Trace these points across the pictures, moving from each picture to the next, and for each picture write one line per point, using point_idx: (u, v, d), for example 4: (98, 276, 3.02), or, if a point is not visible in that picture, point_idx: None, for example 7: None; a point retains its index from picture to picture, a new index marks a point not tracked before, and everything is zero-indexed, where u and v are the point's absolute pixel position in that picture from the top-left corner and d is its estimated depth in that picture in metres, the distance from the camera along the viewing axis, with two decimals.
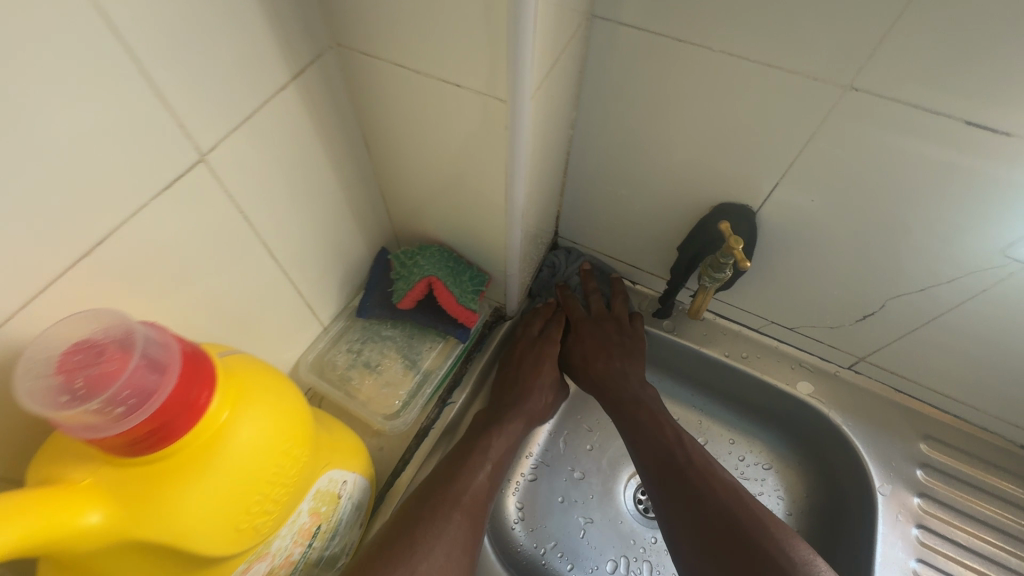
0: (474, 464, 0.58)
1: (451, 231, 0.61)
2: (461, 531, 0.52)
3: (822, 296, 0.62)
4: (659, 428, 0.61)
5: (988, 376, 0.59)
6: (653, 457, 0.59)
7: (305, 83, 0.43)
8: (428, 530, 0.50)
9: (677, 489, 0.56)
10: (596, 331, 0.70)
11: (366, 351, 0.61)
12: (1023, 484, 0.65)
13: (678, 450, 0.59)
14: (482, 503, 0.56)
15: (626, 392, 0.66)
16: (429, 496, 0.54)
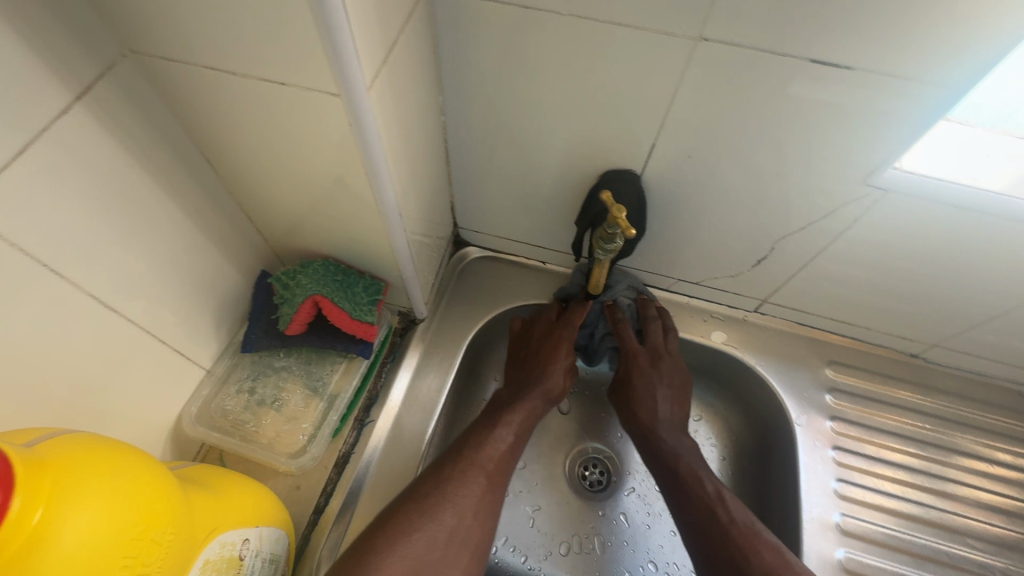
0: (500, 432, 0.60)
1: (332, 242, 0.56)
2: (485, 494, 0.55)
3: (718, 248, 0.63)
4: (699, 485, 0.59)
5: (873, 297, 0.63)
6: (696, 517, 0.58)
7: (99, 102, 0.37)
8: (455, 492, 0.54)
9: (724, 555, 0.54)
10: (651, 374, 0.67)
11: (260, 388, 0.55)
12: (916, 389, 0.70)
13: (721, 509, 0.57)
14: (504, 470, 0.59)
15: (666, 446, 0.64)
16: (458, 457, 0.57)
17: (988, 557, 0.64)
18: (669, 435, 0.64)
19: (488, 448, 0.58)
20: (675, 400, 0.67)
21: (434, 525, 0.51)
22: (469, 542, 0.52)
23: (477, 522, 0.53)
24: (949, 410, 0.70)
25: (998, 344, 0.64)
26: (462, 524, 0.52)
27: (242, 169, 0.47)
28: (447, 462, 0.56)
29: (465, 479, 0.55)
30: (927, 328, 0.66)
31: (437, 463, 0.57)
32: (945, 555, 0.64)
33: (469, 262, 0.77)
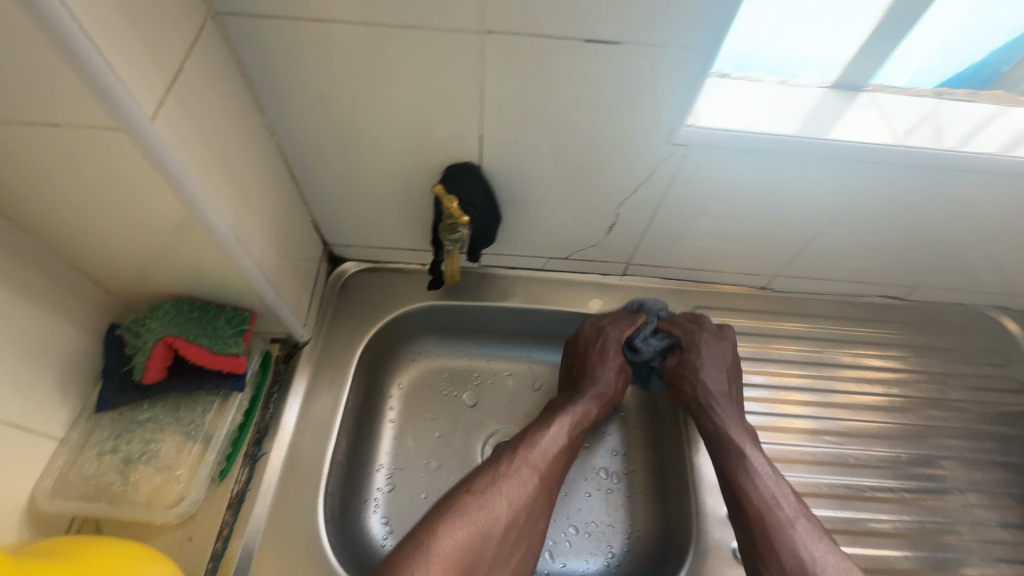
0: (552, 434, 0.64)
1: (180, 281, 0.54)
2: (537, 491, 0.61)
3: (572, 222, 0.67)
4: (751, 486, 0.60)
5: (714, 241, 0.70)
6: (735, 499, 0.61)
7: None
8: (511, 495, 0.60)
9: (765, 547, 0.57)
10: (717, 368, 0.68)
11: (125, 445, 0.52)
12: (770, 317, 0.79)
13: (776, 509, 0.59)
14: (556, 475, 0.64)
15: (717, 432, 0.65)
16: (513, 454, 0.63)
17: (849, 451, 0.73)
18: (735, 426, 0.65)
19: (540, 449, 0.63)
20: (725, 373, 0.68)
21: (489, 520, 0.58)
22: (522, 533, 0.60)
23: (529, 516, 0.60)
24: (801, 330, 0.79)
25: (822, 263, 0.74)
26: (519, 520, 0.60)
27: (54, 222, 0.45)
28: (506, 462, 0.62)
29: (519, 476, 0.61)
30: (765, 261, 0.74)
31: (497, 457, 0.63)
32: (811, 455, 0.72)
33: (349, 278, 0.77)
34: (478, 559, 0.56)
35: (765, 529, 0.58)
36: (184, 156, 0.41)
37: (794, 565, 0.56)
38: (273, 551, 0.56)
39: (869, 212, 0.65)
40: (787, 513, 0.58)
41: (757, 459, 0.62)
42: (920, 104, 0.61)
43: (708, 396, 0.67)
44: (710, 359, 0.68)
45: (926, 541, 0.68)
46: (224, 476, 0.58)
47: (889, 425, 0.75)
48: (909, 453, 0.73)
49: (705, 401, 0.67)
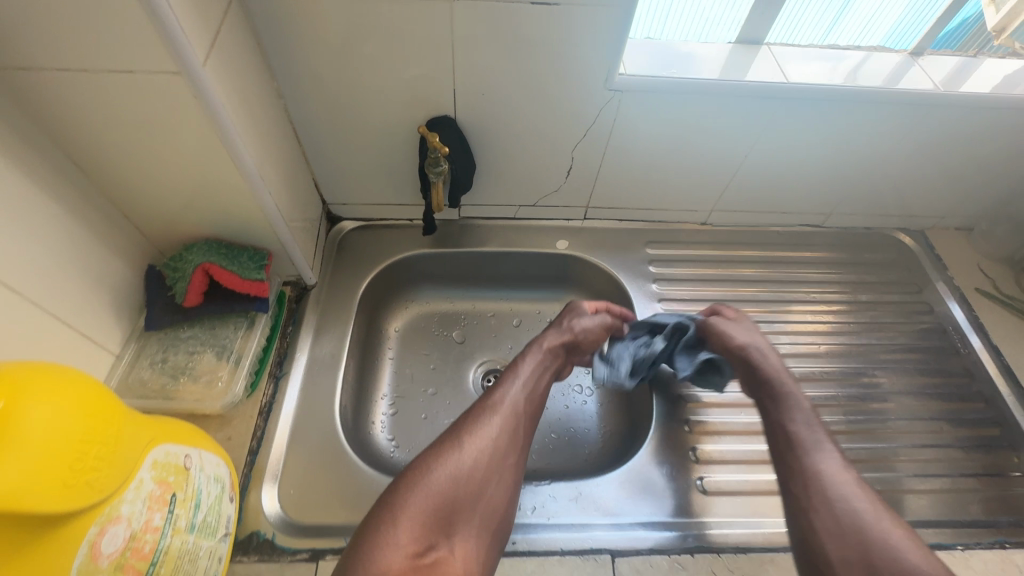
0: (509, 387, 0.67)
1: (210, 222, 0.65)
2: (502, 434, 0.62)
3: (536, 168, 0.80)
4: (799, 446, 0.60)
5: (657, 179, 0.83)
6: (783, 459, 0.60)
7: None
8: (473, 434, 0.61)
9: (812, 506, 0.56)
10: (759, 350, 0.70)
11: (172, 357, 0.62)
12: (712, 247, 0.92)
13: (824, 470, 0.58)
14: (521, 415, 0.65)
15: (775, 403, 0.65)
16: (472, 412, 0.64)
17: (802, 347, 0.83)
18: (773, 376, 0.67)
19: (497, 395, 0.66)
20: (761, 341, 0.71)
21: (458, 464, 0.59)
22: (493, 478, 0.60)
23: (500, 460, 0.61)
24: (739, 255, 0.92)
25: (749, 195, 0.88)
26: (487, 467, 0.60)
27: (112, 165, 0.55)
28: (468, 419, 0.63)
29: (480, 421, 0.63)
30: (701, 196, 0.87)
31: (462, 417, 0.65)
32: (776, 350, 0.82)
33: (346, 234, 0.88)
34: (451, 500, 0.57)
35: (800, 468, 0.59)
36: (224, 100, 0.52)
37: (844, 525, 0.54)
38: (299, 447, 0.67)
39: (780, 144, 0.79)
40: (835, 475, 0.57)
41: (811, 429, 0.61)
42: (810, 55, 0.75)
43: (747, 355, 0.70)
44: (738, 329, 0.73)
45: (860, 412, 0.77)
46: (253, 390, 0.68)
47: (826, 325, 0.85)
48: (849, 346, 0.84)
49: (743, 356, 0.70)
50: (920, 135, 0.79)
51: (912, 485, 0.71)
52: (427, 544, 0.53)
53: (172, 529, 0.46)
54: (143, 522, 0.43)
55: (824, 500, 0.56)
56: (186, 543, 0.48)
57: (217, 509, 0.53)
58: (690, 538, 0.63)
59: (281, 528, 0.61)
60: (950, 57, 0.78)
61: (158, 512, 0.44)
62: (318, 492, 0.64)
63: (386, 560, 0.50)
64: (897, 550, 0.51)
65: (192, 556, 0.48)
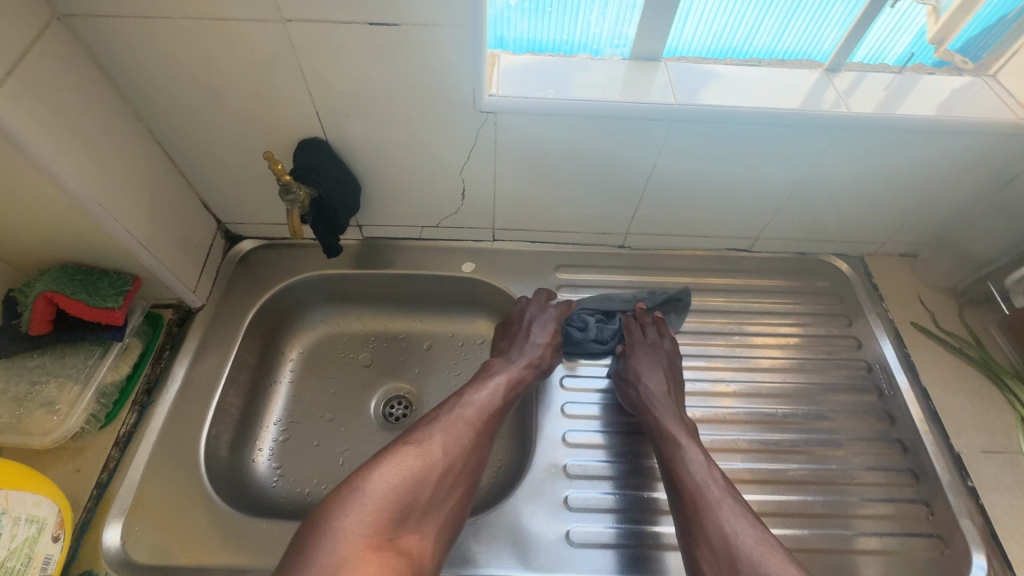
0: (480, 389, 0.68)
1: (62, 248, 0.63)
2: (466, 440, 0.62)
3: (427, 191, 0.76)
4: (684, 469, 0.62)
5: (559, 202, 0.79)
6: (678, 487, 0.62)
7: None
8: (443, 435, 0.61)
9: (697, 531, 0.58)
10: (649, 361, 0.73)
11: (12, 387, 0.60)
12: (629, 273, 0.87)
13: (708, 491, 0.60)
14: (486, 425, 0.65)
15: (662, 425, 0.67)
16: (443, 410, 0.65)
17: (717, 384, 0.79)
18: (670, 420, 0.67)
19: (470, 399, 0.66)
20: (661, 375, 0.72)
21: (430, 458, 0.59)
22: (460, 479, 0.60)
23: (459, 464, 0.61)
24: (658, 281, 0.87)
25: (664, 219, 0.82)
26: (455, 468, 0.60)
27: None
28: (440, 417, 0.63)
29: (451, 421, 0.63)
30: (611, 219, 0.82)
31: (438, 408, 0.65)
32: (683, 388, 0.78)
33: (246, 254, 0.86)
34: (418, 496, 0.57)
35: (696, 512, 0.59)
36: (27, 128, 0.50)
37: (723, 545, 0.56)
38: (154, 480, 0.64)
39: (687, 167, 0.74)
40: (718, 496, 0.60)
41: (693, 448, 0.64)
42: (716, 72, 0.70)
43: (644, 399, 0.70)
44: (642, 363, 0.72)
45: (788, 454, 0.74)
46: (111, 420, 0.66)
47: (746, 361, 0.81)
48: (770, 385, 0.79)
49: (642, 401, 0.70)
50: (845, 159, 0.72)
51: (864, 543, 0.67)
52: (389, 534, 0.54)
53: None
54: None
55: (722, 539, 0.56)
56: None
57: (25, 552, 0.51)
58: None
59: (116, 567, 0.59)
60: (885, 74, 0.71)
61: None
62: (165, 529, 0.61)
63: (344, 547, 0.51)
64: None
65: None
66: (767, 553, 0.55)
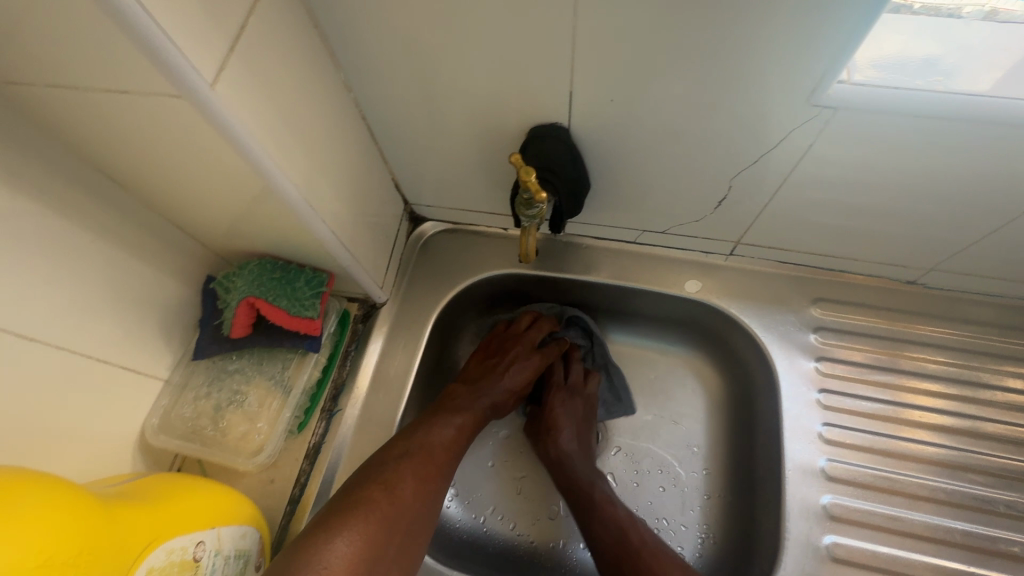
0: (446, 421, 0.60)
1: (262, 240, 0.55)
2: (432, 484, 0.55)
3: (672, 192, 0.58)
4: (603, 516, 0.59)
5: (850, 222, 0.57)
6: (610, 538, 0.57)
7: None
8: (408, 477, 0.53)
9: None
10: (568, 406, 0.69)
11: (216, 393, 0.56)
12: (917, 321, 0.64)
13: (629, 536, 0.56)
14: (446, 459, 0.57)
15: (578, 476, 0.63)
16: (412, 442, 0.56)
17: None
18: (584, 470, 0.64)
19: (437, 433, 0.58)
20: (579, 429, 0.68)
21: (397, 505, 0.51)
22: (420, 526, 0.52)
23: (422, 510, 0.53)
24: (956, 337, 0.63)
25: (1002, 260, 0.57)
26: (416, 516, 0.52)
27: (145, 181, 0.46)
28: (406, 453, 0.55)
29: (416, 458, 0.55)
30: (918, 250, 0.59)
31: (395, 440, 0.56)
32: (983, 504, 0.57)
33: (429, 239, 0.75)
34: (381, 552, 0.48)
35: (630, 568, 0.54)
36: (249, 120, 0.39)
37: None
38: None
39: None
40: (636, 541, 0.56)
41: (609, 492, 0.61)
42: None
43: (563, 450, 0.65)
44: (563, 417, 0.68)
45: None
46: (303, 427, 0.61)
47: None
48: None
49: (563, 453, 0.65)
50: None
51: None
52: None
53: None
54: None
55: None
56: None
57: None
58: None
59: None
60: None
61: None
62: None
63: None
64: None
65: None
66: None
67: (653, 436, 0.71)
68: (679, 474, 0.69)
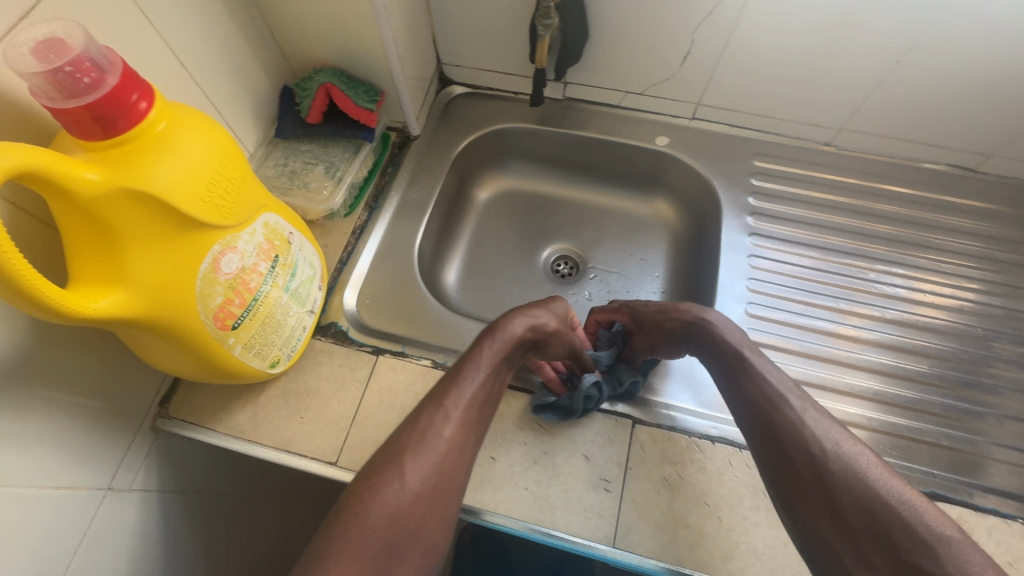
0: (470, 377, 0.55)
1: (335, 50, 0.71)
2: (451, 459, 0.51)
3: (649, 47, 0.77)
4: (756, 384, 0.57)
5: (783, 78, 0.76)
6: (760, 420, 0.55)
7: None
8: (414, 456, 0.49)
9: (796, 468, 0.52)
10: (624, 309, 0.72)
11: (291, 163, 0.72)
12: (829, 171, 0.83)
13: (784, 407, 0.54)
14: (470, 422, 0.53)
15: (729, 345, 0.61)
16: (423, 415, 0.52)
17: (912, 291, 0.75)
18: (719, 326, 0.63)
19: (449, 402, 0.53)
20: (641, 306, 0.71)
21: (399, 509, 0.47)
22: (437, 506, 0.49)
23: (445, 488, 0.50)
24: (859, 185, 0.82)
25: (891, 115, 0.76)
26: (435, 495, 0.49)
27: None
28: (419, 427, 0.51)
29: (426, 439, 0.50)
30: (830, 109, 0.78)
31: (408, 423, 0.52)
32: (886, 292, 0.76)
33: (453, 97, 0.92)
34: (395, 543, 0.46)
35: (811, 475, 0.50)
36: None
37: (838, 486, 0.49)
38: (379, 270, 0.76)
39: (949, 52, 0.67)
40: (797, 412, 0.54)
41: (762, 363, 0.58)
42: None
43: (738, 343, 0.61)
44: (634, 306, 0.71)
45: (961, 369, 0.70)
46: (351, 212, 0.77)
47: (948, 277, 0.76)
48: (965, 304, 0.74)
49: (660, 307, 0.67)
50: None
51: (1004, 455, 0.64)
52: None
53: (271, 283, 0.56)
54: (252, 262, 0.52)
55: (851, 498, 0.48)
56: (278, 299, 0.57)
57: (307, 288, 0.63)
58: (616, 421, 0.63)
59: (355, 325, 0.70)
60: None
61: (263, 262, 0.54)
62: (390, 309, 0.73)
63: None
64: (923, 518, 0.46)
65: (284, 311, 0.59)
66: (902, 491, 0.48)
67: (622, 267, 0.90)
68: (640, 292, 0.87)
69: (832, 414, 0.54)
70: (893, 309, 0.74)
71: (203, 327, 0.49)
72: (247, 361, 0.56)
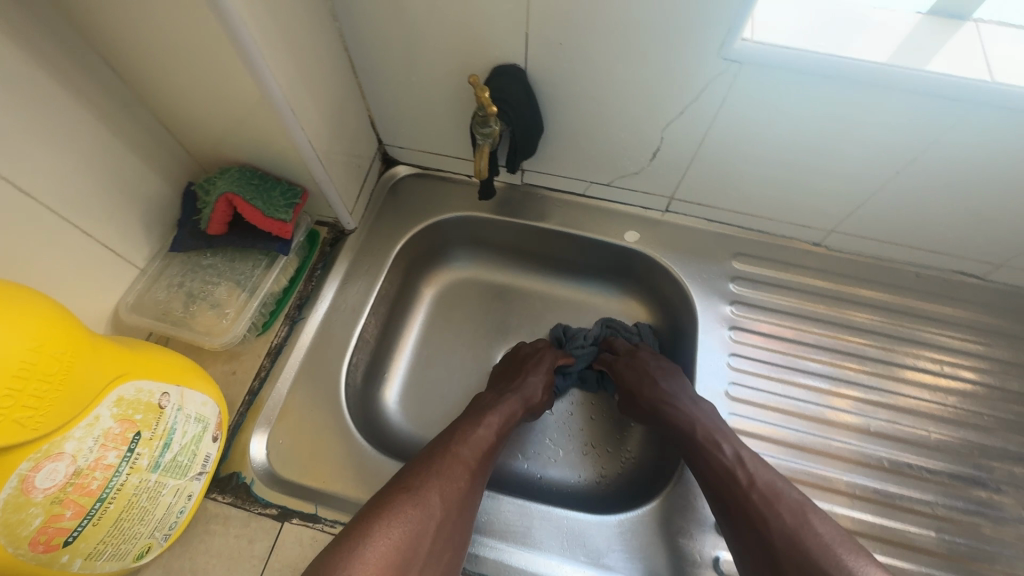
0: (483, 420, 0.60)
1: (243, 149, 0.61)
2: (467, 487, 0.53)
3: (613, 142, 0.67)
4: (709, 459, 0.56)
5: (766, 178, 0.66)
6: (715, 489, 0.55)
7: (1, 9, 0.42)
8: (435, 481, 0.51)
9: (751, 540, 0.51)
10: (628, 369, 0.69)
11: (189, 282, 0.61)
12: (819, 276, 0.73)
13: (734, 477, 0.54)
14: (483, 460, 0.57)
15: (681, 417, 0.61)
16: (446, 445, 0.56)
17: (906, 427, 0.65)
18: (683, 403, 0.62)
19: (467, 442, 0.56)
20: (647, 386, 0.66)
21: (427, 511, 0.49)
22: (451, 532, 0.50)
23: (459, 517, 0.51)
24: (852, 293, 0.72)
25: (888, 222, 0.67)
26: (452, 517, 0.51)
27: (143, 72, 0.52)
28: (441, 455, 0.54)
29: (448, 467, 0.53)
30: (817, 212, 0.69)
31: (426, 454, 0.55)
32: (865, 426, 0.65)
33: (398, 180, 0.82)
34: (415, 555, 0.47)
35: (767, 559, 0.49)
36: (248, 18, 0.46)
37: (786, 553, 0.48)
38: (297, 399, 0.65)
39: (946, 168, 0.58)
40: (744, 480, 0.53)
41: (711, 433, 0.58)
42: None
43: (693, 422, 0.59)
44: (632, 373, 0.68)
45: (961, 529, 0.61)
46: (266, 329, 0.67)
47: (946, 409, 0.66)
48: (972, 444, 0.64)
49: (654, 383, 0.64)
50: None
51: None
52: None
53: (128, 470, 0.44)
54: (91, 460, 0.41)
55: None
56: (140, 485, 0.46)
57: (190, 450, 0.51)
58: None
59: (262, 477, 0.59)
60: None
61: (112, 451, 0.43)
62: (305, 452, 0.62)
63: None
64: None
65: (152, 494, 0.47)
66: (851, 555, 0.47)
67: None
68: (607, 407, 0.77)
69: (795, 487, 0.53)
70: (891, 451, 0.64)
71: (13, 558, 0.38)
72: (96, 568, 0.45)
